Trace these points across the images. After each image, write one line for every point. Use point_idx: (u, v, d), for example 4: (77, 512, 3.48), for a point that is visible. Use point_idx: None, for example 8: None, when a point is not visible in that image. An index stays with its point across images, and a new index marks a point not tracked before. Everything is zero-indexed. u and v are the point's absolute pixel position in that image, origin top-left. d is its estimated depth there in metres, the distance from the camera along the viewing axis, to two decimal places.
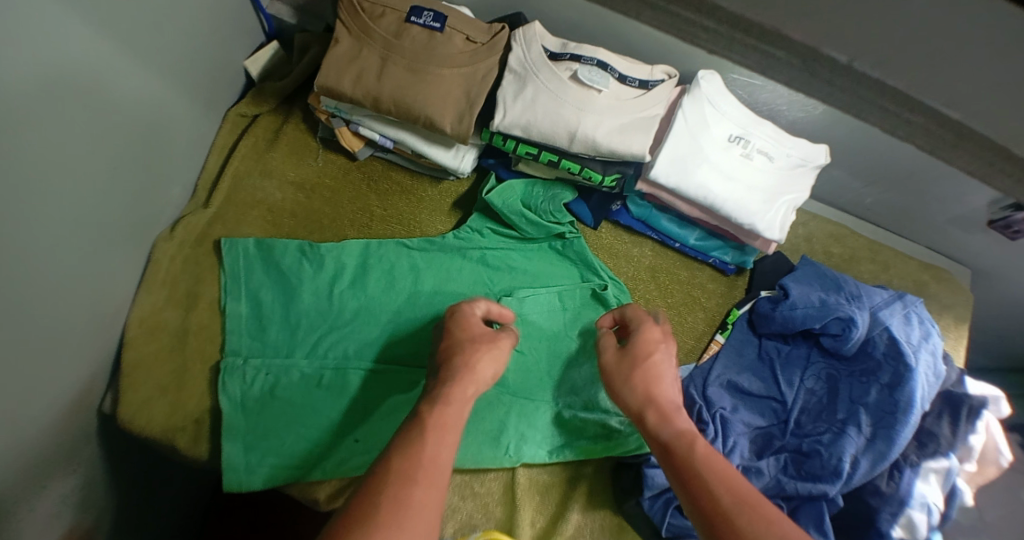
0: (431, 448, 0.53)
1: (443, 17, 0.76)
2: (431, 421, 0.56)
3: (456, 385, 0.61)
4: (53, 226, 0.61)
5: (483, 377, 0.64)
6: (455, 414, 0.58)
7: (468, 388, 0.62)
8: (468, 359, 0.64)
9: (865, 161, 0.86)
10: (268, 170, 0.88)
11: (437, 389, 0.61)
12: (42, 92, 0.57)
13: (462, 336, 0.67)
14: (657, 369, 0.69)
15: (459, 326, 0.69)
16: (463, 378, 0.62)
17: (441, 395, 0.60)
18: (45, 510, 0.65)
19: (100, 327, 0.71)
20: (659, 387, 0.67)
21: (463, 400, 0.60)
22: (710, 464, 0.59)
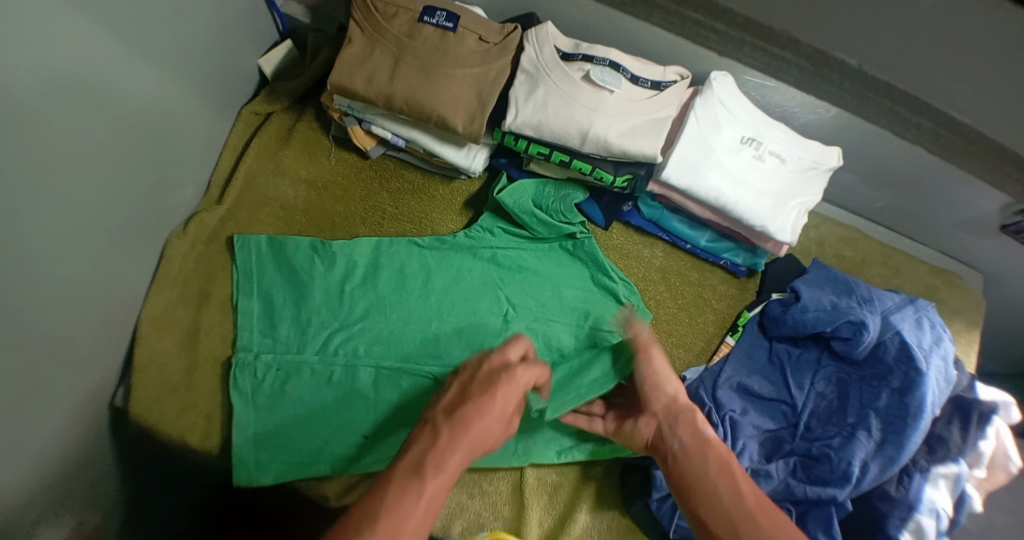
0: (418, 513, 0.52)
1: (456, 17, 0.76)
2: (427, 474, 0.55)
3: (460, 442, 0.58)
4: (67, 221, 0.62)
5: (487, 435, 0.61)
6: (455, 466, 0.57)
7: (472, 448, 0.59)
8: (477, 419, 0.60)
9: (878, 165, 0.85)
10: (280, 168, 0.88)
11: (441, 443, 0.58)
12: (58, 87, 0.57)
13: (495, 404, 0.62)
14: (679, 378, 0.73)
15: (492, 391, 0.62)
16: (475, 424, 0.60)
17: (443, 449, 0.57)
18: (58, 505, 0.65)
19: (113, 323, 0.71)
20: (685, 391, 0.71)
21: (467, 449, 0.58)
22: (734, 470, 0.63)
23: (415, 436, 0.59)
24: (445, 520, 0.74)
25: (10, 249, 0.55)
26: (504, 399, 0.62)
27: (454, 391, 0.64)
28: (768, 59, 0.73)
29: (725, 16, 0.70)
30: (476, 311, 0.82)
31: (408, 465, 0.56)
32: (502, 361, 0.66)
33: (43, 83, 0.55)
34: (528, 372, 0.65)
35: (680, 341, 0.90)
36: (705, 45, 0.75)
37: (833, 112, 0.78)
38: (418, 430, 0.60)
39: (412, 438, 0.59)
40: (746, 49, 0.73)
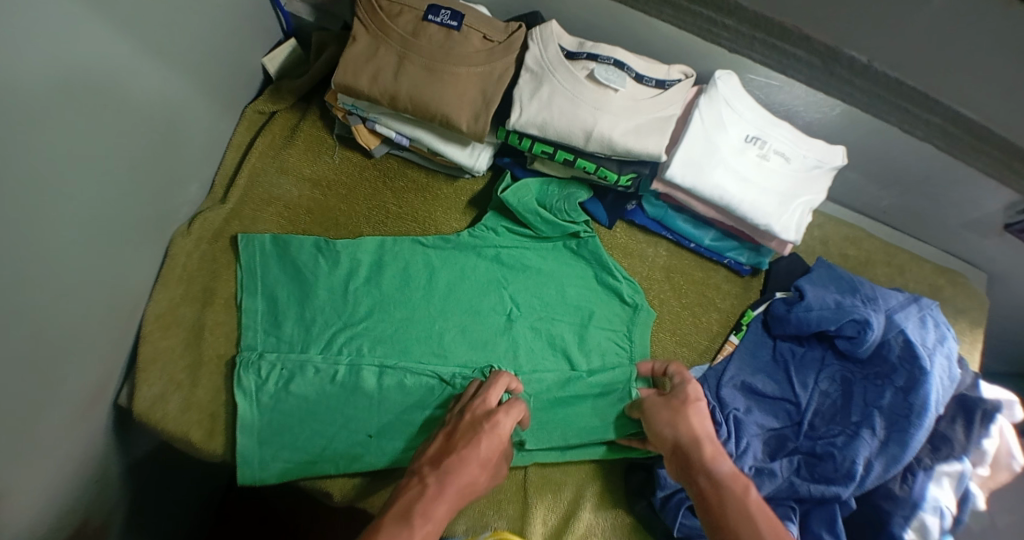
0: None
1: (460, 16, 0.76)
2: (415, 522, 0.58)
3: (443, 490, 0.62)
4: (72, 220, 0.62)
5: (472, 484, 0.64)
6: (442, 513, 0.60)
7: (456, 493, 0.62)
8: (456, 464, 0.64)
9: (883, 164, 0.85)
10: (284, 167, 0.88)
11: (428, 491, 0.62)
12: (63, 87, 0.57)
13: (478, 454, 0.65)
14: (698, 407, 0.71)
15: (475, 441, 0.66)
16: (461, 473, 0.64)
17: (430, 498, 0.61)
18: (63, 502, 0.66)
19: (118, 322, 0.72)
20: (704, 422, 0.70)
21: (455, 497, 0.62)
22: (751, 512, 0.61)
23: (404, 486, 0.63)
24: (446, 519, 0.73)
25: (16, 249, 0.55)
26: (487, 448, 0.66)
27: (442, 439, 0.68)
28: (777, 55, 0.72)
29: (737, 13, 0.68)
30: (480, 310, 0.83)
31: (396, 512, 0.60)
32: (483, 406, 0.69)
33: (47, 83, 0.55)
34: (505, 417, 0.68)
35: (684, 340, 0.89)
36: (715, 39, 0.74)
37: (838, 110, 0.78)
38: (407, 482, 0.64)
39: (401, 489, 0.63)
40: (755, 44, 0.72)
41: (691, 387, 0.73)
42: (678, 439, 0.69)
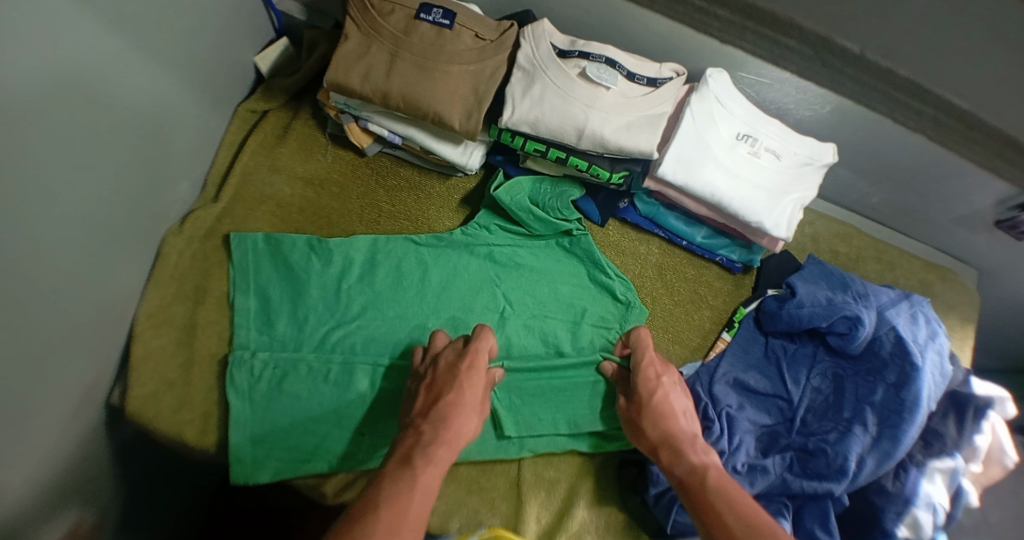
0: (415, 503, 0.60)
1: (452, 14, 0.76)
2: (417, 464, 0.63)
3: (437, 444, 0.66)
4: (62, 217, 0.61)
5: (464, 429, 0.69)
6: (439, 456, 0.65)
7: (449, 445, 0.67)
8: (444, 409, 0.69)
9: (872, 160, 0.86)
10: (277, 166, 0.88)
11: (425, 442, 0.66)
12: (49, 80, 0.56)
13: (464, 398, 0.70)
14: (665, 403, 0.74)
15: (461, 389, 0.70)
16: (449, 419, 0.68)
17: (428, 443, 0.66)
18: (53, 502, 0.65)
19: (110, 319, 0.71)
20: (671, 423, 0.73)
21: (447, 443, 0.67)
22: (733, 494, 0.65)
23: (400, 437, 0.67)
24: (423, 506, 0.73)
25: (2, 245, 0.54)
26: (470, 392, 0.71)
27: (426, 390, 0.71)
28: (768, 44, 0.71)
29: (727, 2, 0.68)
30: (473, 308, 0.83)
31: (402, 455, 0.64)
32: (455, 351, 0.74)
33: (34, 74, 0.54)
34: (479, 355, 0.73)
35: (677, 337, 0.90)
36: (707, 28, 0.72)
37: (828, 108, 0.79)
38: (403, 433, 0.68)
39: (398, 441, 0.67)
40: (746, 34, 0.71)
41: (662, 366, 0.77)
42: (650, 439, 0.72)
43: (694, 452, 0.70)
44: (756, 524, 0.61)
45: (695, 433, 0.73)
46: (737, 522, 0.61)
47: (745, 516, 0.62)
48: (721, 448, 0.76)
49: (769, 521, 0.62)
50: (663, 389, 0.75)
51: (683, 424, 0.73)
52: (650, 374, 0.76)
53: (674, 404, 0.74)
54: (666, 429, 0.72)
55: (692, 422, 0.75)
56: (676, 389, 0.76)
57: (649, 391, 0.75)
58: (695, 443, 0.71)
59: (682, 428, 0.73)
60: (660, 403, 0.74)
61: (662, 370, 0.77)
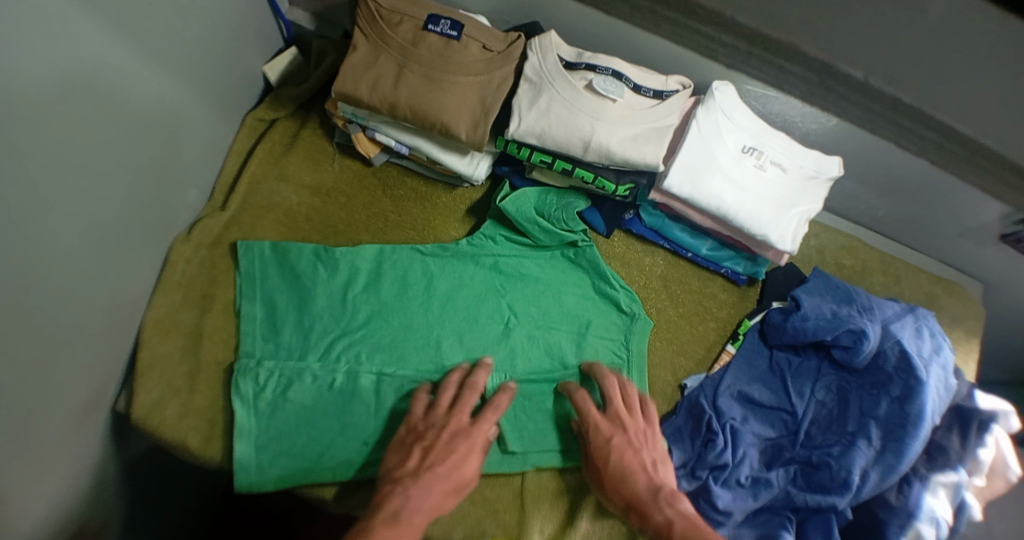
0: None
1: (460, 25, 0.76)
2: (399, 529, 0.62)
3: (419, 509, 0.65)
4: (72, 225, 0.62)
5: (454, 494, 0.68)
6: (421, 522, 0.64)
7: (432, 510, 0.66)
8: (442, 481, 0.67)
9: (878, 173, 0.86)
10: (285, 174, 0.88)
11: (403, 506, 0.64)
12: (59, 88, 0.57)
13: (462, 467, 0.69)
14: (623, 462, 0.71)
15: (460, 458, 0.69)
16: (434, 485, 0.66)
17: (411, 507, 0.64)
18: (58, 508, 0.65)
19: (117, 326, 0.72)
20: (631, 481, 0.70)
21: (432, 506, 0.66)
22: None
23: (383, 492, 0.66)
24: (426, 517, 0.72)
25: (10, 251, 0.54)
26: (469, 461, 0.69)
27: (420, 449, 0.69)
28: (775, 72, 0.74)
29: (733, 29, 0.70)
30: (478, 318, 0.83)
31: (384, 518, 0.63)
32: (461, 417, 0.72)
33: (45, 82, 0.54)
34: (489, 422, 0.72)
35: (681, 348, 0.89)
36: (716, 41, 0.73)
37: (834, 121, 0.79)
38: (387, 489, 0.66)
39: (381, 496, 0.65)
40: (752, 61, 0.74)
41: (621, 423, 0.74)
42: (619, 504, 0.70)
43: (658, 510, 0.68)
44: None
45: (661, 484, 0.70)
46: None
47: None
48: (726, 460, 0.76)
49: None
50: (617, 453, 0.72)
51: (643, 482, 0.70)
52: (607, 434, 0.73)
53: (632, 464, 0.71)
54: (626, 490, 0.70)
55: (660, 470, 0.72)
56: (631, 445, 0.73)
57: (602, 457, 0.72)
58: (656, 498, 0.69)
59: (644, 483, 0.70)
60: (619, 463, 0.71)
61: (621, 425, 0.74)
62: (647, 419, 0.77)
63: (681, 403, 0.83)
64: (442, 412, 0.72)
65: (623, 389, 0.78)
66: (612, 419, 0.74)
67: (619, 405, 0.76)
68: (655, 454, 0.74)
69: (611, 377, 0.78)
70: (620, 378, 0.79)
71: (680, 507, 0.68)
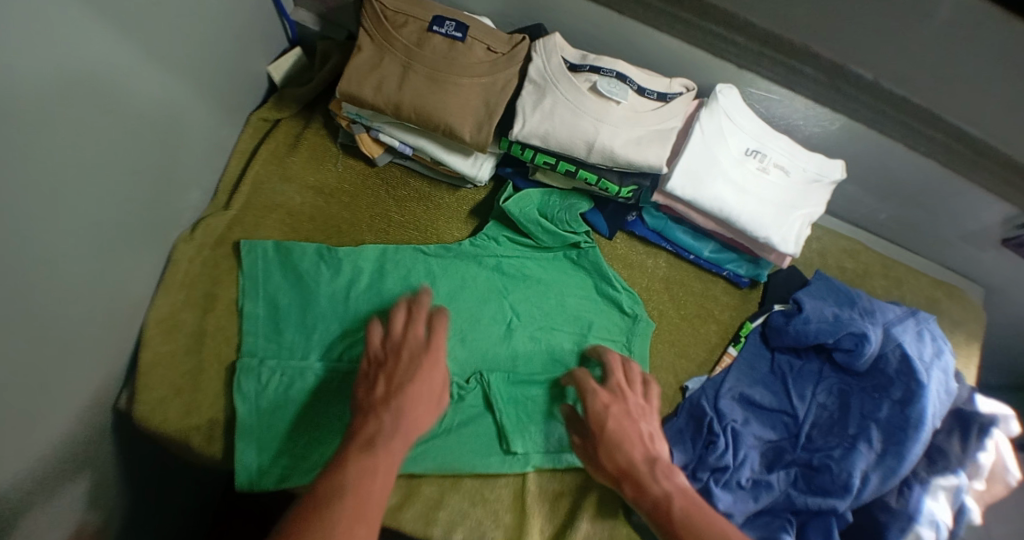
0: (375, 493, 0.53)
1: (464, 26, 0.77)
2: (378, 453, 0.57)
3: (395, 433, 0.59)
4: (75, 223, 0.62)
5: (423, 419, 0.63)
6: (401, 448, 0.59)
7: (407, 438, 0.60)
8: (412, 405, 0.63)
9: (880, 177, 0.86)
10: (288, 174, 0.89)
11: (380, 431, 0.59)
12: (64, 86, 0.57)
13: (424, 387, 0.65)
14: (620, 430, 0.70)
15: (424, 374, 0.66)
16: (408, 407, 0.62)
17: (387, 432, 0.59)
18: (59, 504, 0.65)
19: (120, 324, 0.72)
20: (627, 449, 0.68)
21: (406, 431, 0.61)
22: (705, 517, 0.60)
23: (358, 423, 0.61)
24: (428, 519, 0.72)
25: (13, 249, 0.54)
26: (430, 382, 0.66)
27: (383, 377, 0.65)
28: (784, 71, 0.74)
29: (747, 29, 0.71)
30: (480, 318, 0.83)
31: (359, 447, 0.57)
32: (416, 341, 0.69)
33: (50, 80, 0.55)
34: (438, 336, 0.70)
35: (683, 350, 0.90)
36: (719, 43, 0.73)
37: (837, 124, 0.79)
38: (360, 419, 0.61)
39: (355, 427, 0.60)
40: (764, 60, 0.74)
41: (620, 396, 0.73)
42: (611, 471, 0.68)
43: (655, 483, 0.65)
44: None
45: (658, 457, 0.69)
46: None
47: None
48: (727, 463, 0.76)
49: None
50: (613, 421, 0.70)
51: (640, 452, 0.68)
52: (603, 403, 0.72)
53: (630, 433, 0.70)
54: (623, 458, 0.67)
55: (656, 443, 0.71)
56: (630, 415, 0.71)
57: (599, 424, 0.70)
58: (653, 468, 0.67)
59: (640, 453, 0.68)
60: (615, 430, 0.69)
61: (620, 397, 0.73)
62: (648, 396, 0.76)
63: (682, 404, 0.83)
64: (399, 338, 0.69)
65: (626, 366, 0.77)
66: (612, 390, 0.74)
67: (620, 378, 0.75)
68: (651, 427, 0.72)
69: (613, 353, 0.79)
70: (623, 356, 0.79)
71: (677, 480, 0.65)
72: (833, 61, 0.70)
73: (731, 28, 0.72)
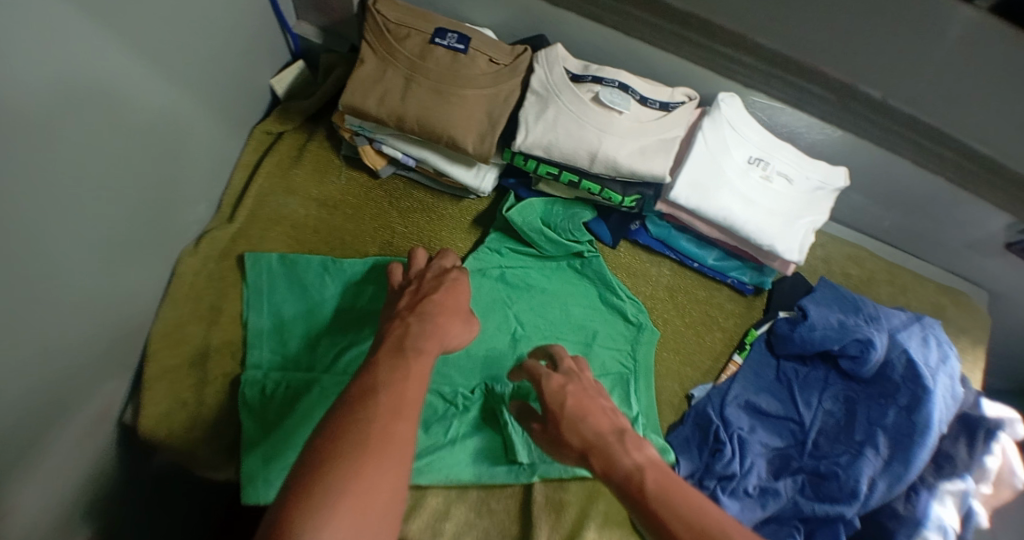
0: (412, 386, 0.51)
1: (467, 38, 0.77)
2: (409, 352, 0.55)
3: (427, 336, 0.59)
4: (78, 243, 0.62)
5: (453, 328, 0.63)
6: (431, 346, 0.58)
7: (435, 342, 0.59)
8: (443, 315, 0.63)
9: (884, 185, 0.86)
10: (291, 187, 0.89)
11: (414, 332, 0.59)
12: (65, 108, 0.56)
13: (450, 301, 0.66)
14: (580, 408, 0.63)
15: (450, 291, 0.68)
16: (434, 316, 0.63)
17: (415, 331, 0.59)
18: (61, 520, 0.66)
19: (125, 339, 0.72)
20: (591, 424, 0.61)
21: (434, 332, 0.60)
22: (683, 493, 0.53)
23: (386, 329, 0.60)
24: (434, 530, 0.72)
25: (13, 274, 0.54)
26: (457, 297, 0.67)
27: (411, 294, 0.67)
28: (794, 92, 0.75)
29: (754, 50, 0.72)
30: (485, 329, 0.83)
31: (393, 346, 0.56)
32: (439, 270, 0.72)
33: (52, 105, 0.54)
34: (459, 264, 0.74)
35: (688, 359, 0.90)
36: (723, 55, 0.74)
37: (840, 132, 0.80)
38: (389, 325, 0.61)
39: (384, 332, 0.60)
40: (770, 81, 0.75)
41: (577, 381, 0.66)
42: (578, 447, 0.60)
43: (626, 456, 0.57)
44: (710, 529, 0.48)
45: (626, 428, 0.61)
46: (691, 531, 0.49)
47: (695, 521, 0.50)
48: (734, 470, 0.76)
49: (736, 525, 0.49)
50: (573, 398, 0.63)
51: (607, 425, 0.61)
52: (556, 384, 0.65)
53: (591, 407, 0.63)
54: (587, 437, 0.60)
55: (621, 418, 0.64)
56: (588, 391, 0.65)
57: (558, 403, 0.63)
58: (622, 441, 0.59)
59: (605, 427, 0.61)
60: (576, 407, 0.62)
61: (575, 376, 0.67)
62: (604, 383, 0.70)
63: (688, 412, 0.84)
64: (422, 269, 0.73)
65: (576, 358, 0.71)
66: (565, 372, 0.67)
67: (566, 363, 0.69)
68: (611, 403, 0.66)
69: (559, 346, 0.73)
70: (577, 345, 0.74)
71: (649, 452, 0.58)
72: (841, 81, 0.71)
73: (737, 49, 0.73)
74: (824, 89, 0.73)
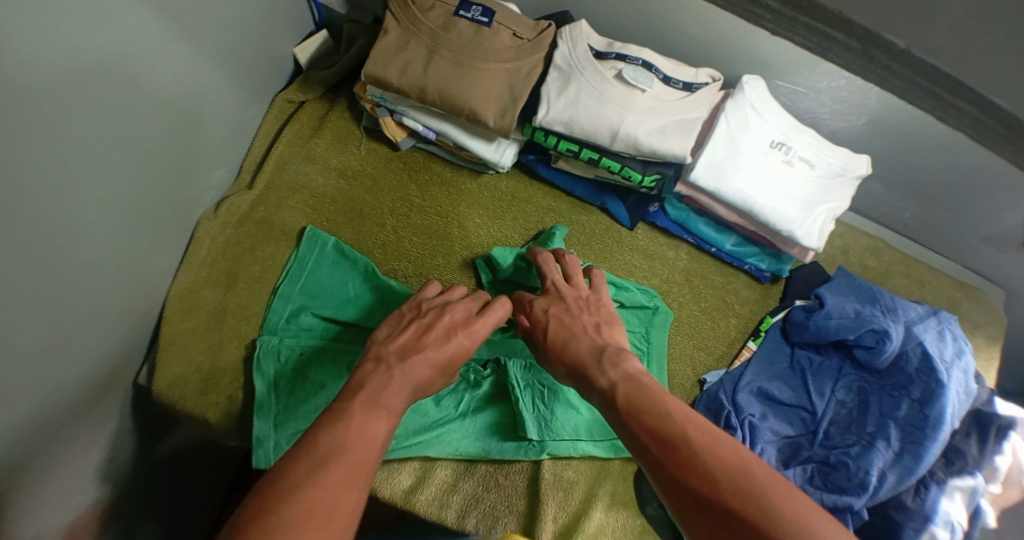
0: (366, 439, 0.51)
1: (491, 11, 0.76)
2: (376, 410, 0.54)
3: (397, 389, 0.58)
4: (101, 197, 0.62)
5: (427, 375, 0.63)
6: (399, 397, 0.58)
7: (401, 398, 0.58)
8: (416, 357, 0.63)
9: (906, 175, 0.85)
10: (312, 156, 0.89)
11: (376, 382, 0.58)
12: (88, 58, 0.56)
13: (446, 341, 0.66)
14: (560, 327, 0.68)
15: (447, 328, 0.67)
16: (419, 371, 0.62)
17: (382, 378, 0.59)
18: (74, 474, 0.66)
19: (143, 299, 0.72)
20: (573, 340, 0.65)
21: (406, 385, 0.60)
22: (653, 398, 0.54)
23: (359, 366, 0.61)
24: (442, 502, 0.72)
25: (32, 227, 0.54)
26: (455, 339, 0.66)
27: (406, 325, 0.67)
28: (818, 38, 0.66)
29: None
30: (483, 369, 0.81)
31: (363, 399, 0.55)
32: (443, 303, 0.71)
33: (71, 58, 0.54)
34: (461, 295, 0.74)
35: (702, 343, 0.90)
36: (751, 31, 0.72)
37: (864, 119, 0.79)
38: (366, 362, 0.62)
39: (357, 370, 0.61)
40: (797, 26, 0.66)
41: (558, 301, 0.71)
42: (567, 371, 0.65)
43: (603, 375, 0.60)
44: (673, 438, 0.49)
45: (608, 346, 0.64)
46: (655, 439, 0.50)
47: (661, 424, 0.51)
48: None
49: (698, 424, 0.50)
50: (553, 319, 0.69)
51: (587, 345, 0.64)
52: (536, 306, 0.71)
53: (571, 328, 0.67)
54: (572, 352, 0.64)
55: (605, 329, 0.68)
56: (572, 311, 0.70)
57: (543, 328, 0.69)
58: (601, 362, 0.61)
59: (584, 347, 0.65)
60: (556, 329, 0.68)
61: (560, 290, 0.73)
62: (602, 289, 0.74)
63: (700, 397, 0.85)
64: (443, 301, 0.72)
65: (563, 260, 0.77)
66: (548, 291, 0.73)
67: (551, 283, 0.74)
68: (596, 318, 0.69)
69: (546, 252, 0.78)
70: (558, 251, 0.79)
71: (625, 368, 0.59)
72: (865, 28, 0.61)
73: None
74: (850, 45, 0.64)
